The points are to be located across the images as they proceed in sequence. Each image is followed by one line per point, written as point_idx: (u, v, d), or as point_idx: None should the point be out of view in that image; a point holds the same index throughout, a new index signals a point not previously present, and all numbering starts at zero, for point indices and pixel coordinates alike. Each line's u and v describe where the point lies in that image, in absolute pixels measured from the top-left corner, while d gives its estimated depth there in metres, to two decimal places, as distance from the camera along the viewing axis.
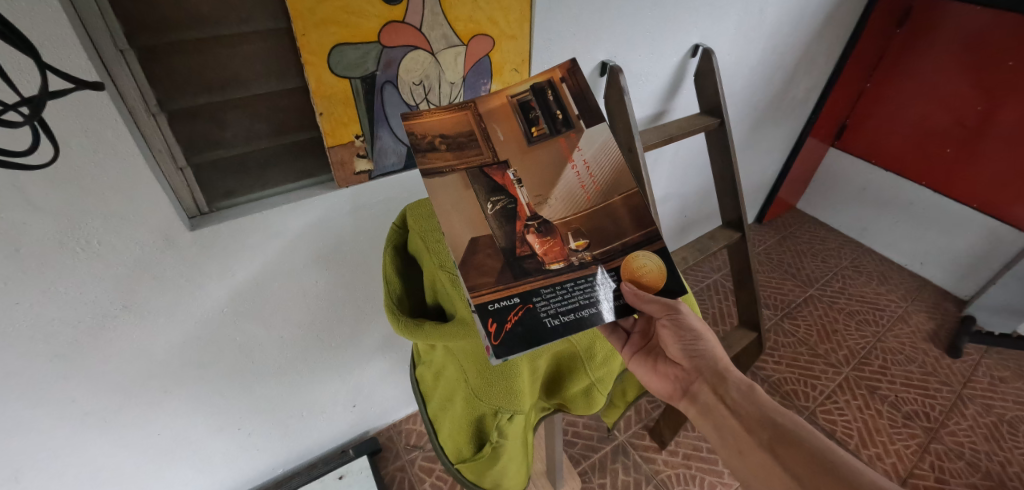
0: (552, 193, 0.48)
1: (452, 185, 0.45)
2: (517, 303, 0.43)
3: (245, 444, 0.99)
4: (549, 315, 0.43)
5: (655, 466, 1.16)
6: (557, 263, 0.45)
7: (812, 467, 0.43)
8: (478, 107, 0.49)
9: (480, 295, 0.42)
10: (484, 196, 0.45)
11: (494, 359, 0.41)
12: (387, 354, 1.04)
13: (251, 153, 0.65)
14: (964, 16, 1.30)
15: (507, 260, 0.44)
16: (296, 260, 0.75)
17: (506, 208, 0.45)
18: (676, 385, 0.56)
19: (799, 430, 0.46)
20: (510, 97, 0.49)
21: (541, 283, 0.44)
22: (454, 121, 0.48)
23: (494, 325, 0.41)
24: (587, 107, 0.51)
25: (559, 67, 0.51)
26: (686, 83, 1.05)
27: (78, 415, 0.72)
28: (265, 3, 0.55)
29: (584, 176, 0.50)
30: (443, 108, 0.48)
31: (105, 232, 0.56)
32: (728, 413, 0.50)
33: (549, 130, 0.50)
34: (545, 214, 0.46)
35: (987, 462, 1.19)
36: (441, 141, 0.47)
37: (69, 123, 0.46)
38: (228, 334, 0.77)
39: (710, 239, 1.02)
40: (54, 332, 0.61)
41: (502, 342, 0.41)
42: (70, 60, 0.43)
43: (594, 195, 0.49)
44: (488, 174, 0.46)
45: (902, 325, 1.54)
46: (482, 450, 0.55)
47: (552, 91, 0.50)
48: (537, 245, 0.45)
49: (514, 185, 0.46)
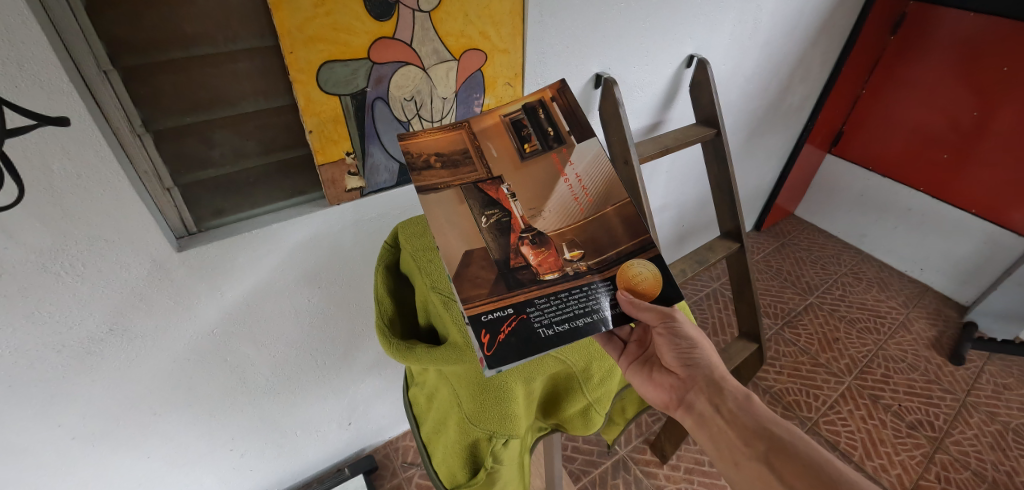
0: (545, 206, 0.47)
1: (447, 200, 0.44)
2: (511, 314, 0.41)
3: (238, 465, 0.97)
4: (543, 325, 0.41)
5: (656, 482, 1.14)
6: (551, 274, 0.44)
7: (810, 480, 0.41)
8: (472, 126, 0.49)
9: (474, 306, 0.40)
10: (478, 210, 0.44)
11: (487, 371, 0.38)
12: (383, 370, 1.02)
13: (240, 172, 0.65)
14: (957, 22, 1.30)
15: (501, 272, 0.42)
16: (288, 279, 0.74)
17: (500, 221, 0.44)
18: (671, 395, 0.54)
19: (797, 442, 0.44)
20: (503, 116, 0.49)
21: (534, 293, 0.43)
22: (448, 139, 0.48)
23: (487, 337, 0.39)
24: (578, 123, 0.52)
25: (549, 87, 0.52)
26: (682, 93, 1.05)
27: (65, 440, 0.70)
28: (253, 20, 0.54)
29: (577, 188, 0.49)
30: (437, 128, 0.48)
31: (90, 256, 0.54)
32: (724, 423, 0.48)
33: (542, 146, 0.49)
34: (540, 226, 0.46)
35: (993, 471, 1.17)
36: (436, 159, 0.46)
37: (47, 146, 0.45)
38: (219, 355, 0.75)
39: (708, 251, 1.01)
40: (39, 358, 0.59)
41: (495, 352, 0.39)
42: (49, 81, 0.42)
43: (587, 207, 0.48)
44: (482, 189, 0.45)
45: (904, 333, 1.53)
46: (477, 476, 0.53)
47: (544, 110, 0.50)
48: (532, 256, 0.44)
49: (507, 198, 0.46)
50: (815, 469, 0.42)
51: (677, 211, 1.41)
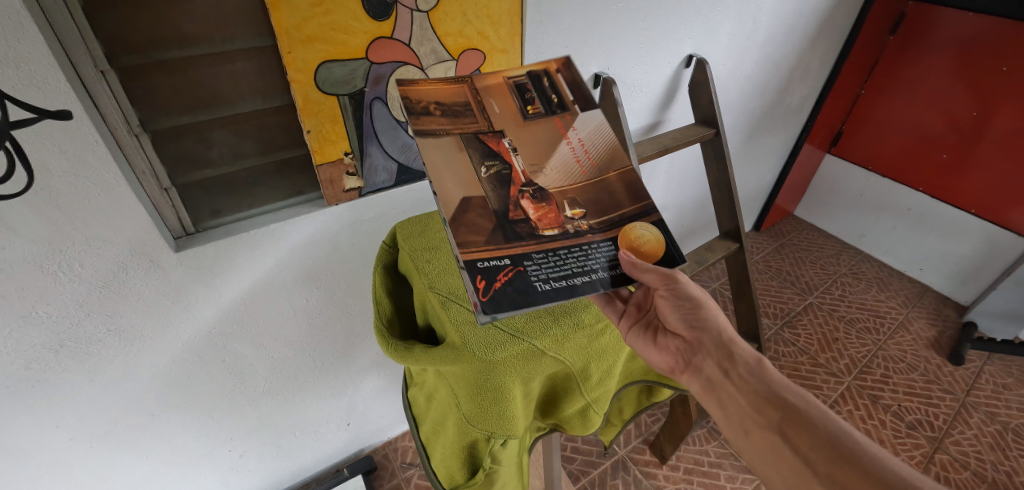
0: (547, 164, 0.47)
1: (446, 146, 0.44)
2: (507, 264, 0.40)
3: (236, 465, 0.97)
4: (540, 279, 0.40)
5: (656, 482, 1.14)
6: (551, 229, 0.43)
7: (826, 452, 0.40)
8: (475, 83, 0.50)
9: (470, 253, 0.39)
10: (478, 160, 0.44)
11: (480, 316, 0.37)
12: (382, 371, 1.02)
13: (238, 172, 0.64)
14: (956, 21, 1.30)
15: (500, 223, 0.42)
16: (286, 279, 0.74)
17: (500, 173, 0.45)
18: (677, 358, 0.53)
19: (811, 411, 0.44)
20: (507, 78, 0.51)
21: (533, 247, 0.42)
22: (450, 92, 0.48)
23: (482, 283, 0.38)
24: (582, 95, 0.53)
25: (554, 61, 0.54)
26: (680, 93, 1.05)
27: (63, 441, 0.70)
28: (252, 20, 0.54)
29: (579, 151, 0.49)
30: (440, 80, 0.49)
31: (88, 256, 0.54)
32: (734, 390, 0.48)
33: (546, 110, 0.51)
34: (540, 182, 0.46)
35: (993, 472, 1.17)
36: (436, 107, 0.46)
37: (44, 145, 0.45)
38: (217, 355, 0.75)
39: (708, 251, 1.01)
40: (36, 358, 0.59)
41: (490, 298, 0.37)
42: (47, 80, 0.42)
43: (590, 169, 0.48)
44: (482, 140, 0.46)
45: (903, 333, 1.53)
46: (476, 476, 0.53)
47: (548, 78, 0.53)
48: (531, 210, 0.44)
49: (508, 151, 0.46)
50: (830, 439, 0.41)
51: (677, 211, 1.41)
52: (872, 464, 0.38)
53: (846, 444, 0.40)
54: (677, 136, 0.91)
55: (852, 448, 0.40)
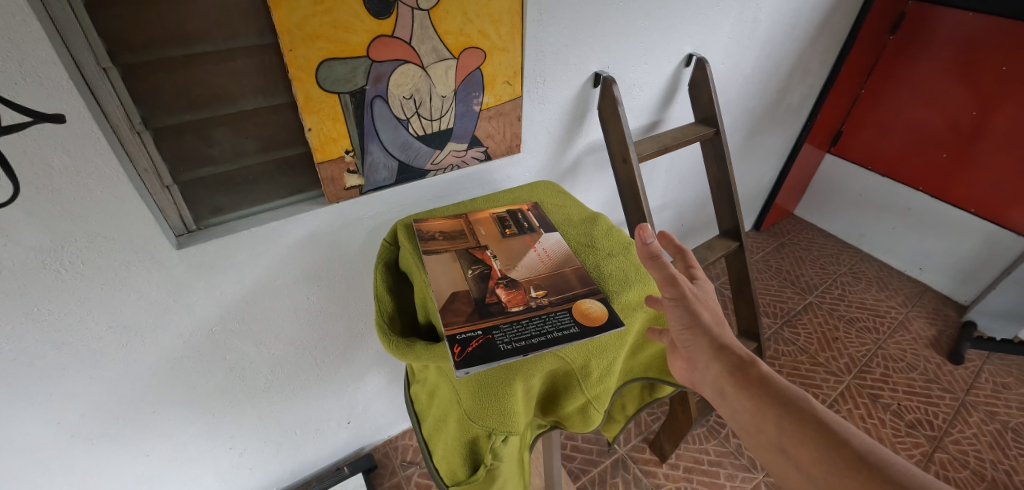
0: (517, 264, 0.57)
1: (443, 259, 0.57)
2: (479, 334, 0.47)
3: (237, 463, 0.97)
4: (504, 342, 0.47)
5: (655, 481, 1.14)
6: (517, 306, 0.51)
7: (825, 468, 0.38)
8: (469, 218, 0.66)
9: (451, 328, 0.48)
10: (467, 266, 0.57)
11: (456, 374, 0.44)
12: (383, 368, 1.02)
13: (240, 170, 0.64)
14: (956, 21, 1.30)
15: (477, 306, 0.51)
16: (288, 276, 0.74)
17: (482, 273, 0.56)
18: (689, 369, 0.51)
19: (820, 426, 0.40)
20: (492, 214, 0.67)
21: (501, 320, 0.49)
22: (451, 224, 0.64)
23: (458, 347, 0.46)
24: (546, 223, 0.66)
25: (526, 204, 0.70)
26: (681, 92, 1.04)
27: (64, 437, 0.70)
28: (253, 18, 0.54)
29: (543, 256, 0.59)
30: (446, 218, 0.65)
31: (89, 254, 0.55)
32: (738, 405, 0.45)
33: (519, 231, 0.63)
34: (512, 275, 0.56)
35: (993, 470, 1.18)
36: (440, 234, 0.61)
37: (45, 143, 0.45)
38: (219, 352, 0.75)
39: (708, 250, 1.01)
40: (37, 355, 0.59)
41: (463, 357, 0.45)
42: (49, 78, 0.42)
43: (551, 265, 0.57)
44: (471, 253, 0.59)
45: (903, 333, 1.53)
46: (477, 472, 0.53)
47: (521, 213, 0.68)
48: (503, 294, 0.53)
49: (490, 258, 0.58)
50: (843, 447, 0.38)
51: (677, 211, 1.41)
52: (889, 472, 0.36)
53: (858, 449, 0.38)
54: (677, 136, 0.92)
55: (866, 454, 0.38)
